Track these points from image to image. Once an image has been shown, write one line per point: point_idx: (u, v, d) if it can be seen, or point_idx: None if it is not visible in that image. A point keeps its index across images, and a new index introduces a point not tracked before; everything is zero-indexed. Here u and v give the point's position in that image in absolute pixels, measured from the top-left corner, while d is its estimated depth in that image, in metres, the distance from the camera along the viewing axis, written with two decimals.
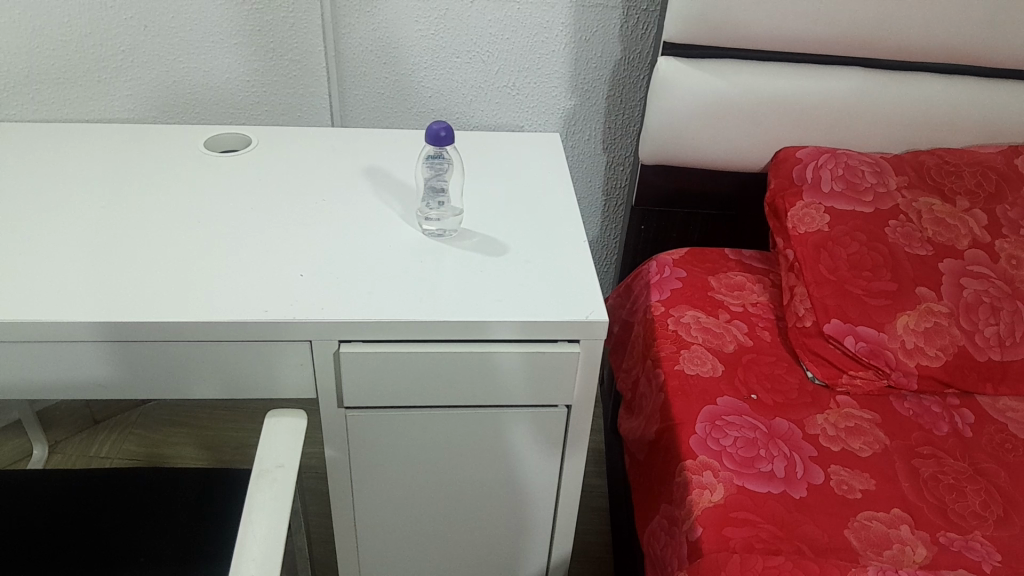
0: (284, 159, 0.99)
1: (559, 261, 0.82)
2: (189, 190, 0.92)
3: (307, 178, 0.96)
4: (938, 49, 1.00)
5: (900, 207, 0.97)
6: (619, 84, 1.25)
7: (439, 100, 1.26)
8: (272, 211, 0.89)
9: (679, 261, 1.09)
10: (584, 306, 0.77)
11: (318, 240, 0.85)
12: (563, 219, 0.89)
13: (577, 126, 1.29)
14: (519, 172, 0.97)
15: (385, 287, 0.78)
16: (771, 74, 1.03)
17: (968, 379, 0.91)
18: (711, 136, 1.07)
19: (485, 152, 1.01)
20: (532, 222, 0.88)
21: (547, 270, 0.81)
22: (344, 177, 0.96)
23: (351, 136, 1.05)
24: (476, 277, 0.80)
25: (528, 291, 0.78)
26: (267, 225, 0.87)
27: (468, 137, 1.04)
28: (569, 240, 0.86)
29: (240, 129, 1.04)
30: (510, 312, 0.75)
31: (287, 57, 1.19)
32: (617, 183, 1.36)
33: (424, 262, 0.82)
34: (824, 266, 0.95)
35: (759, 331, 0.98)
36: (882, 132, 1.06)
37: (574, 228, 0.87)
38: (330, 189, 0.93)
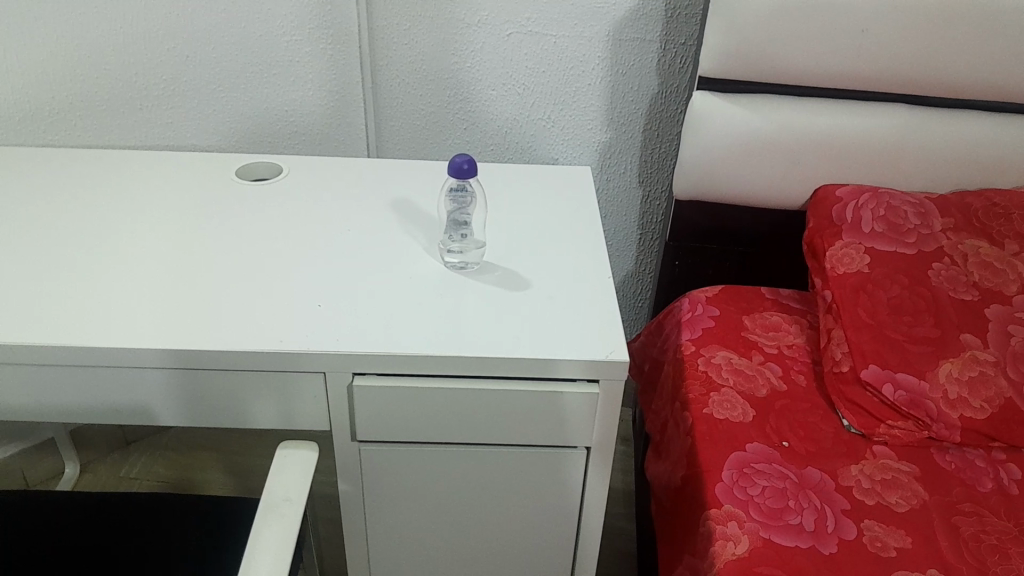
0: (313, 188, 1.00)
1: (581, 298, 0.80)
2: (221, 217, 0.93)
3: (335, 208, 0.96)
4: (985, 86, 0.97)
5: (944, 250, 0.93)
6: (656, 118, 1.23)
7: (475, 132, 1.26)
8: (300, 241, 0.89)
9: (713, 299, 1.06)
10: (603, 345, 0.74)
11: (339, 271, 0.84)
12: (590, 255, 0.87)
13: (612, 160, 1.27)
14: (548, 205, 0.96)
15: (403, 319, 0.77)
16: (809, 110, 1.00)
17: (1015, 433, 0.86)
18: (747, 173, 1.04)
19: (514, 185, 1.00)
20: (554, 257, 0.86)
21: (571, 306, 0.79)
22: (372, 208, 0.96)
23: (380, 167, 1.05)
24: (498, 312, 0.78)
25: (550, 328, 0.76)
26: (293, 255, 0.87)
27: (499, 170, 1.03)
28: (594, 276, 0.84)
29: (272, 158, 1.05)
30: (527, 349, 0.74)
31: (325, 87, 1.20)
32: (653, 219, 1.32)
33: (447, 295, 0.80)
34: (863, 310, 0.92)
35: (793, 375, 0.95)
36: (927, 173, 1.02)
37: (600, 263, 0.86)
38: (358, 219, 0.93)
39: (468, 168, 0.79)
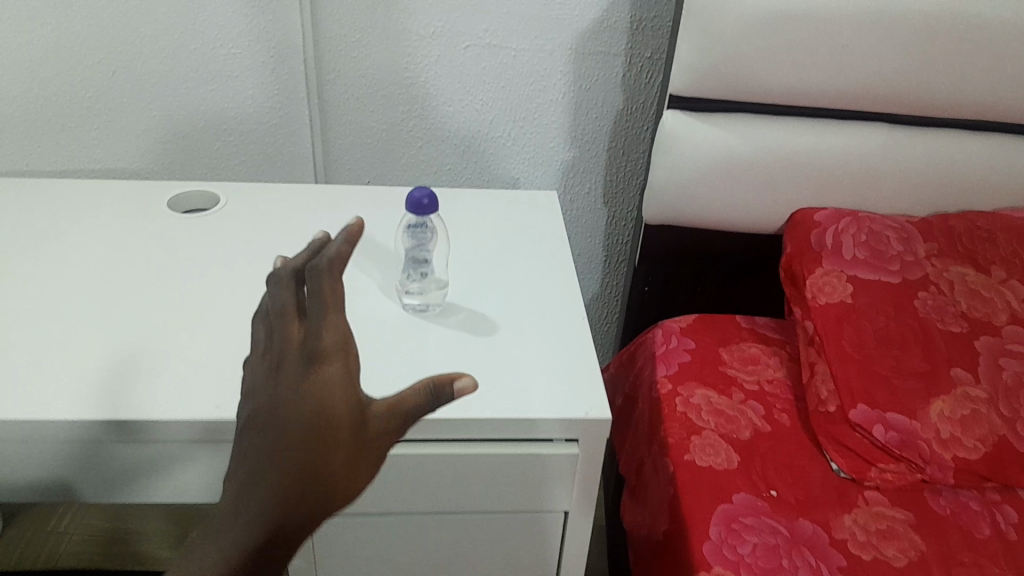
0: (255, 218, 0.91)
1: (554, 343, 0.73)
2: (152, 255, 0.84)
3: (280, 241, 0.87)
4: (969, 104, 0.92)
5: (930, 277, 0.88)
6: (622, 135, 1.17)
7: (431, 150, 1.19)
8: (241, 283, 0.81)
9: (687, 330, 1.01)
10: (583, 401, 0.67)
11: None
12: (563, 293, 0.80)
13: (576, 178, 1.21)
14: (513, 235, 0.89)
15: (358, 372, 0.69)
16: (786, 130, 0.95)
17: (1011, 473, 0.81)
18: (722, 196, 0.99)
19: (475, 212, 0.92)
20: (523, 296, 0.79)
21: (544, 351, 0.72)
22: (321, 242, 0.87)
23: (330, 194, 0.96)
24: (464, 361, 0.70)
25: (523, 378, 0.69)
26: (233, 300, 0.78)
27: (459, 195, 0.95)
28: (568, 315, 0.77)
29: (207, 186, 0.95)
30: (498, 407, 0.66)
31: (267, 103, 1.11)
32: (619, 239, 1.26)
33: (407, 342, 0.72)
34: (848, 342, 0.87)
35: (776, 414, 0.89)
36: (908, 195, 0.98)
37: (573, 299, 0.79)
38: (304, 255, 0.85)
39: (428, 203, 0.71)
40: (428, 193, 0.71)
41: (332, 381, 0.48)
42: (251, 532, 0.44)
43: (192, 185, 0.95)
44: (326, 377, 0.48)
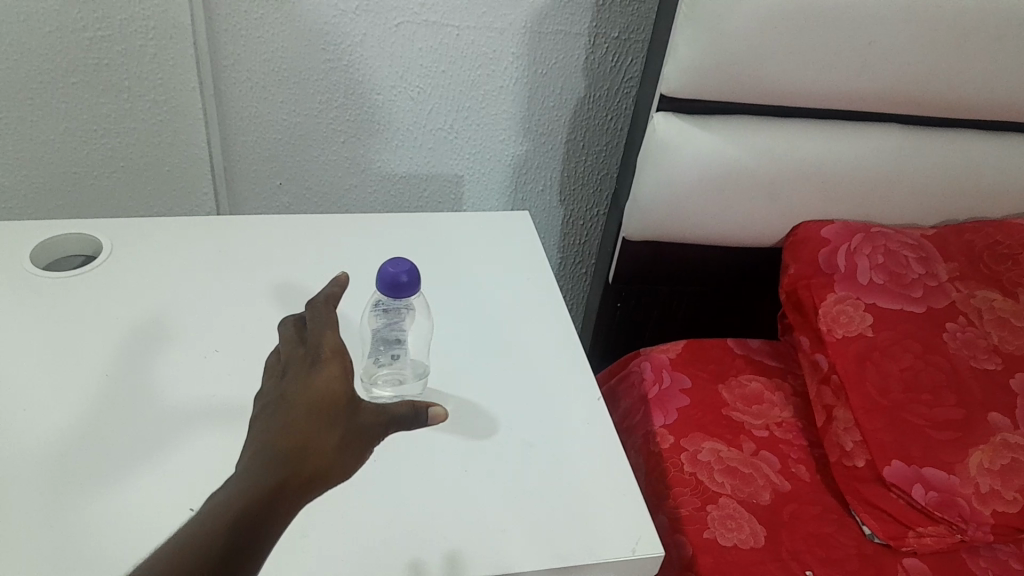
0: (154, 277, 0.72)
1: (570, 442, 0.59)
2: (25, 340, 0.65)
3: (193, 317, 0.69)
4: (991, 103, 0.81)
5: (956, 305, 0.79)
6: (583, 127, 0.99)
7: (357, 145, 0.98)
8: (148, 383, 0.63)
9: (678, 362, 0.88)
10: (626, 534, 0.54)
11: (218, 437, 0.59)
12: (567, 366, 0.66)
13: (528, 174, 1.03)
14: (483, 288, 0.73)
15: (320, 513, 0.52)
16: (791, 134, 0.81)
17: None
18: (716, 209, 0.85)
19: (431, 260, 0.76)
20: (520, 374, 0.64)
21: (555, 463, 0.58)
22: (246, 316, 0.69)
23: (251, 233, 0.78)
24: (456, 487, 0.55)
25: (536, 505, 0.55)
26: (139, 412, 0.60)
27: (409, 239, 0.79)
28: (575, 405, 0.62)
29: (82, 233, 0.74)
30: (524, 552, 0.52)
31: (149, 97, 0.89)
32: (578, 240, 1.10)
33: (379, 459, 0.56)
34: (872, 385, 0.76)
35: (793, 468, 0.79)
36: (917, 203, 0.88)
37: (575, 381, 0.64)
38: (225, 337, 0.67)
39: (408, 281, 0.54)
40: (407, 268, 0.54)
41: (329, 376, 0.52)
42: (230, 518, 0.42)
43: (61, 232, 0.74)
44: (325, 376, 0.52)
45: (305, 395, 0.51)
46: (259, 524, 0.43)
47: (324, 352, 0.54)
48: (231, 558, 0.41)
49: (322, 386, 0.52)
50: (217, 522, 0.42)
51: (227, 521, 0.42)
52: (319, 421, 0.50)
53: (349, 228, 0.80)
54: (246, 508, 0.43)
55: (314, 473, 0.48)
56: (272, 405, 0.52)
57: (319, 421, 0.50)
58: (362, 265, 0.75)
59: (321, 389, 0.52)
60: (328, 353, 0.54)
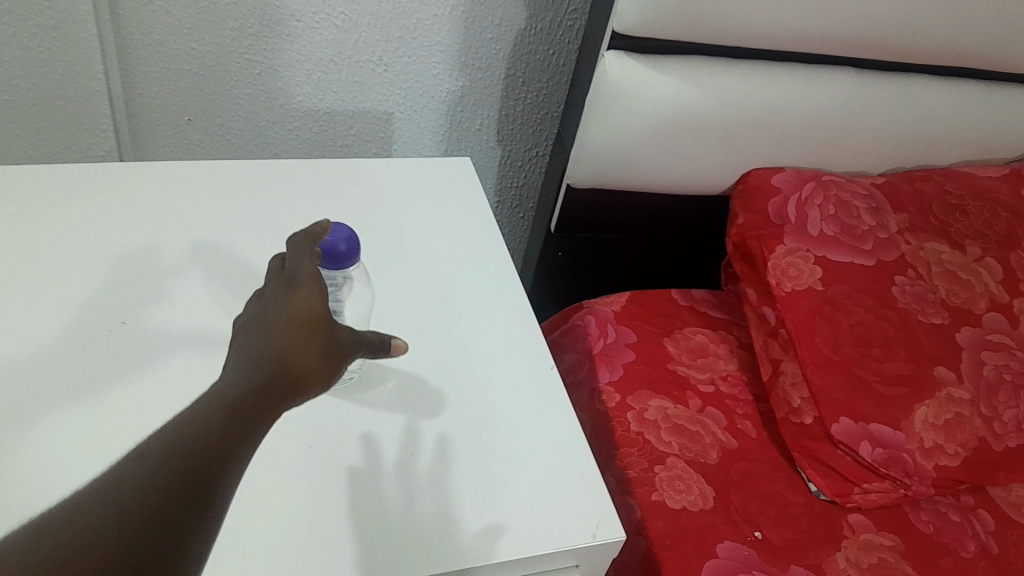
0: (43, 237, 0.63)
1: (525, 421, 0.57)
2: None
3: (89, 283, 0.61)
4: (946, 52, 0.80)
5: (906, 258, 0.79)
6: (523, 61, 0.92)
7: (275, 78, 0.87)
8: (38, 362, 0.55)
9: (623, 316, 0.86)
10: (586, 519, 0.52)
11: (125, 419, 0.53)
12: (517, 339, 0.63)
13: (464, 112, 0.95)
14: (417, 260, 0.68)
15: (254, 522, 0.48)
16: (748, 79, 0.77)
17: (996, 481, 0.74)
18: (665, 158, 0.82)
19: (361, 223, 0.70)
20: (468, 350, 0.62)
21: (503, 454, 0.55)
22: (152, 281, 0.62)
23: (163, 184, 0.70)
24: (402, 484, 0.52)
25: (487, 498, 0.52)
26: (35, 393, 0.53)
27: (336, 198, 0.73)
28: (520, 388, 0.60)
29: None
30: (485, 541, 0.50)
31: (34, 22, 0.77)
32: (516, 181, 1.04)
33: (318, 456, 0.52)
34: (822, 340, 0.75)
35: (739, 424, 0.78)
36: (865, 154, 0.87)
37: (520, 362, 0.62)
38: (130, 306, 0.60)
39: (347, 248, 0.54)
40: (346, 236, 0.54)
41: (304, 294, 0.47)
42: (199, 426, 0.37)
43: None
44: (302, 296, 0.48)
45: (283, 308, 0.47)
46: (243, 428, 0.39)
47: (300, 274, 0.49)
48: (199, 470, 0.35)
49: (302, 301, 0.47)
50: (200, 424, 0.37)
51: (210, 423, 0.38)
52: (299, 333, 0.46)
53: (267, 184, 0.73)
54: (230, 413, 0.39)
55: (297, 384, 0.43)
56: (250, 323, 0.47)
57: (303, 333, 0.45)
58: (284, 228, 0.69)
59: (300, 305, 0.47)
60: (306, 276, 0.49)
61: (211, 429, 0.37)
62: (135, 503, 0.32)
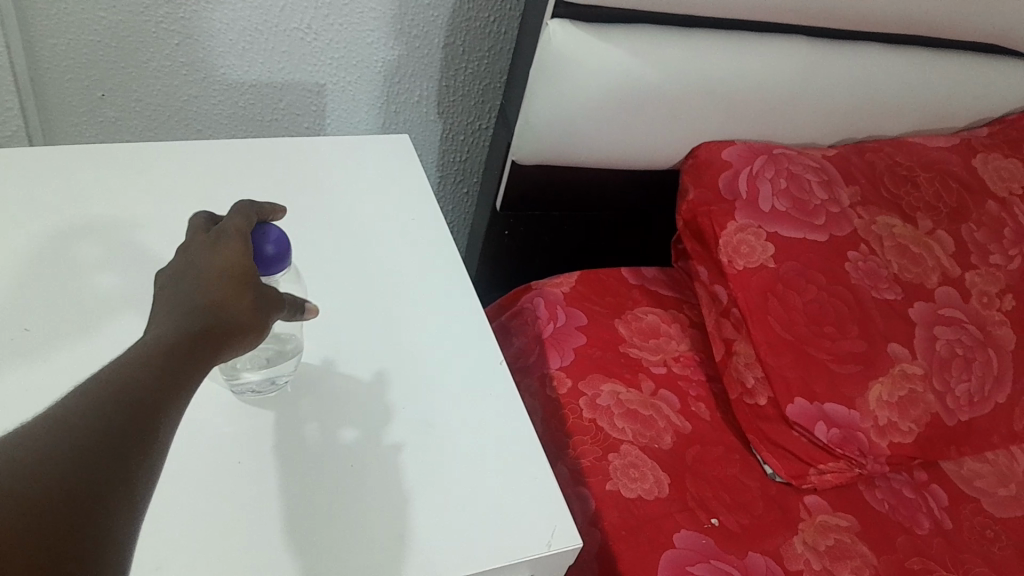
0: None
1: (476, 422, 0.54)
2: None
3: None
4: (898, 19, 0.77)
5: (858, 233, 0.77)
6: (462, 30, 0.87)
7: (195, 48, 0.81)
8: None
9: (572, 298, 0.83)
10: (541, 526, 0.50)
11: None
12: (465, 330, 0.60)
13: (401, 83, 0.90)
14: (355, 249, 0.64)
15: (181, 546, 0.44)
16: (699, 49, 0.74)
17: (949, 457, 0.74)
18: (614, 134, 0.79)
19: (292, 210, 0.66)
20: (412, 344, 0.58)
21: (450, 457, 0.52)
22: (62, 277, 0.56)
23: (74, 167, 0.64)
24: (340, 496, 0.49)
25: (434, 505, 0.49)
26: None
27: (264, 181, 0.68)
28: (467, 385, 0.56)
29: None
30: (434, 557, 0.47)
31: None
32: (458, 156, 1.00)
33: (252, 470, 0.49)
34: (774, 320, 0.73)
35: (693, 407, 0.77)
36: (815, 125, 0.85)
37: (466, 357, 0.58)
38: (37, 307, 0.54)
39: (274, 252, 0.46)
40: (275, 237, 0.46)
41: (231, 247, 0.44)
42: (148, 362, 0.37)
43: None
44: (228, 248, 0.44)
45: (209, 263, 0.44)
46: (160, 398, 0.36)
47: (228, 229, 0.46)
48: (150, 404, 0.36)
49: (227, 255, 0.44)
50: (145, 363, 0.37)
51: (139, 384, 0.36)
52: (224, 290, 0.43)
53: (189, 165, 0.67)
54: (160, 366, 0.37)
55: (234, 336, 0.42)
56: (174, 280, 0.44)
57: (229, 289, 0.43)
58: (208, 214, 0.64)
59: (226, 259, 0.44)
60: (234, 231, 0.46)
61: (123, 400, 0.35)
62: (83, 432, 0.33)
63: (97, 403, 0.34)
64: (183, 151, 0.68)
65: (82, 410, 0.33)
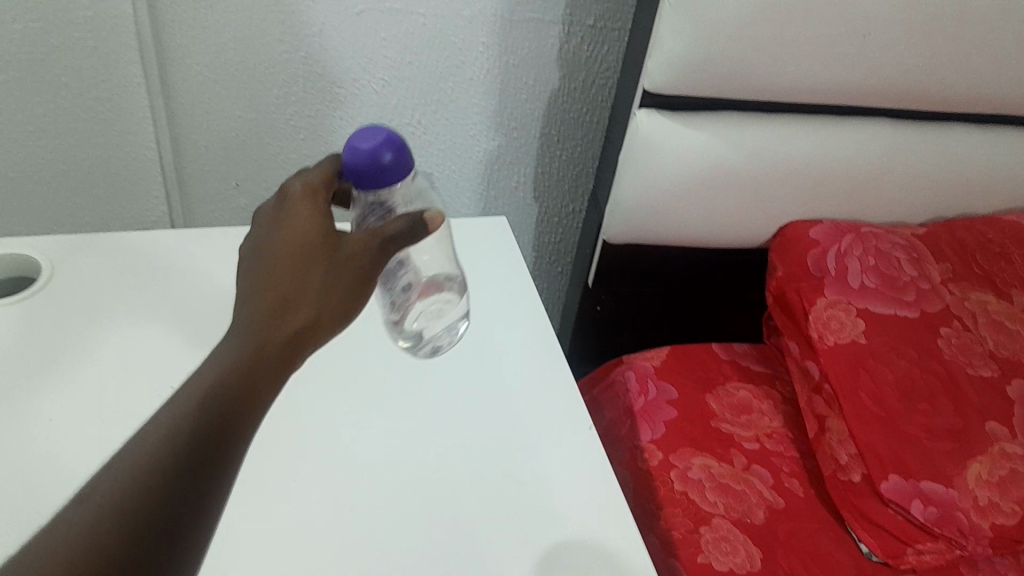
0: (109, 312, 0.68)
1: (564, 484, 0.57)
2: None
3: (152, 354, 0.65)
4: (981, 98, 0.79)
5: (950, 310, 0.77)
6: (557, 120, 0.93)
7: (316, 142, 0.90)
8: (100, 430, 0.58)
9: (663, 370, 0.85)
10: None
11: None
12: (555, 398, 0.64)
13: (501, 171, 0.97)
14: None
15: None
16: (780, 133, 0.78)
17: None
18: (701, 213, 0.82)
19: None
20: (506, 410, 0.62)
21: (539, 516, 0.55)
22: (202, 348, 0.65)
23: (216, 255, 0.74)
24: (439, 547, 0.53)
25: (524, 561, 0.52)
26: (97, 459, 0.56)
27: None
28: (552, 450, 0.60)
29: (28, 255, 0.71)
30: None
31: (90, 94, 0.80)
32: (553, 237, 1.05)
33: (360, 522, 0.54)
34: (866, 395, 0.73)
35: (786, 482, 0.76)
36: (904, 204, 0.86)
37: (554, 424, 0.62)
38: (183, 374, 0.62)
39: (393, 160, 0.47)
40: (391, 144, 0.47)
41: (301, 213, 0.43)
42: (220, 381, 0.36)
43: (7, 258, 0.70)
44: (296, 213, 0.44)
45: (281, 230, 0.43)
46: (229, 423, 0.35)
47: (297, 190, 0.45)
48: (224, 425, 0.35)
49: (301, 219, 0.43)
50: (223, 378, 0.36)
51: (212, 413, 0.35)
52: (296, 264, 0.41)
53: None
54: (234, 381, 0.36)
55: (303, 332, 0.40)
56: (247, 255, 0.43)
57: (298, 263, 0.41)
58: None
59: (299, 225, 0.43)
60: (303, 189, 0.45)
61: (194, 442, 0.34)
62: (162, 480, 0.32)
63: (153, 451, 0.33)
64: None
65: (147, 469, 0.32)
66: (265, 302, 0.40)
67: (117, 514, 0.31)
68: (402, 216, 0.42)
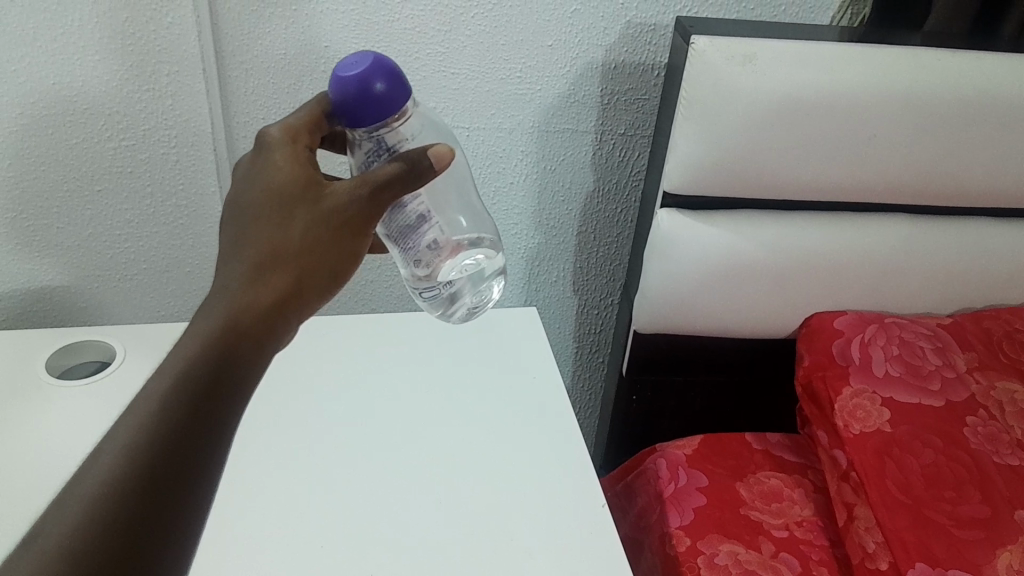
0: None
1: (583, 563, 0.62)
2: (58, 466, 0.66)
3: None
4: (996, 195, 0.82)
5: (976, 398, 0.78)
6: (593, 220, 0.99)
7: None
8: None
9: (693, 458, 0.88)
10: None
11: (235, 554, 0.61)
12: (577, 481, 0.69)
13: (542, 266, 1.03)
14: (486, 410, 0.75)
15: None
16: (800, 227, 0.82)
17: None
18: (727, 305, 0.86)
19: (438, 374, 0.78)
20: (531, 493, 0.67)
21: None
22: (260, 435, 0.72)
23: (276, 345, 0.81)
24: None
25: None
26: None
27: (415, 366, 0.81)
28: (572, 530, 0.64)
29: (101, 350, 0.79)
30: None
31: (171, 202, 0.87)
32: (593, 329, 1.10)
33: None
34: (893, 482, 0.73)
35: (815, 569, 0.76)
36: (929, 296, 0.88)
37: (575, 504, 0.67)
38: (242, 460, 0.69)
39: (386, 89, 0.48)
40: (385, 72, 0.48)
41: (280, 164, 0.49)
42: (204, 338, 0.42)
43: (81, 354, 0.80)
44: (274, 165, 0.49)
45: (263, 192, 0.48)
46: (227, 380, 0.41)
47: (275, 145, 0.50)
48: (214, 375, 0.41)
49: (284, 177, 0.48)
50: (202, 337, 0.42)
51: (192, 367, 0.41)
52: (282, 224, 0.46)
53: (363, 353, 0.83)
54: (218, 339, 0.42)
55: (300, 283, 0.46)
56: (233, 213, 0.48)
57: (280, 214, 0.47)
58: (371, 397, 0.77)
59: (284, 173, 0.48)
60: (284, 142, 0.50)
61: (180, 394, 0.40)
62: (147, 440, 0.38)
63: (144, 411, 0.39)
64: (358, 342, 0.84)
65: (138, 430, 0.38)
66: (253, 263, 0.45)
67: (124, 463, 0.37)
68: (411, 151, 0.47)
